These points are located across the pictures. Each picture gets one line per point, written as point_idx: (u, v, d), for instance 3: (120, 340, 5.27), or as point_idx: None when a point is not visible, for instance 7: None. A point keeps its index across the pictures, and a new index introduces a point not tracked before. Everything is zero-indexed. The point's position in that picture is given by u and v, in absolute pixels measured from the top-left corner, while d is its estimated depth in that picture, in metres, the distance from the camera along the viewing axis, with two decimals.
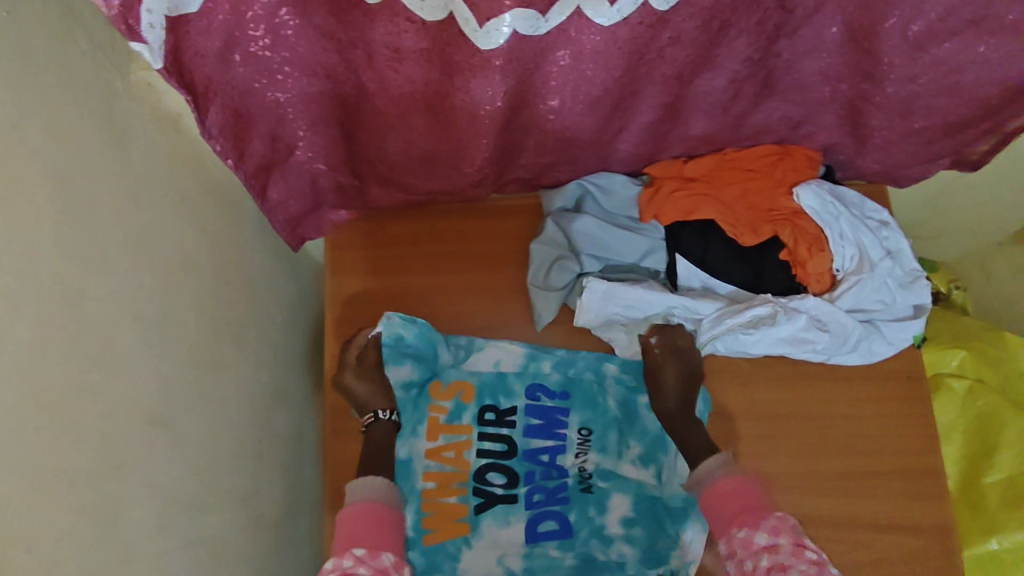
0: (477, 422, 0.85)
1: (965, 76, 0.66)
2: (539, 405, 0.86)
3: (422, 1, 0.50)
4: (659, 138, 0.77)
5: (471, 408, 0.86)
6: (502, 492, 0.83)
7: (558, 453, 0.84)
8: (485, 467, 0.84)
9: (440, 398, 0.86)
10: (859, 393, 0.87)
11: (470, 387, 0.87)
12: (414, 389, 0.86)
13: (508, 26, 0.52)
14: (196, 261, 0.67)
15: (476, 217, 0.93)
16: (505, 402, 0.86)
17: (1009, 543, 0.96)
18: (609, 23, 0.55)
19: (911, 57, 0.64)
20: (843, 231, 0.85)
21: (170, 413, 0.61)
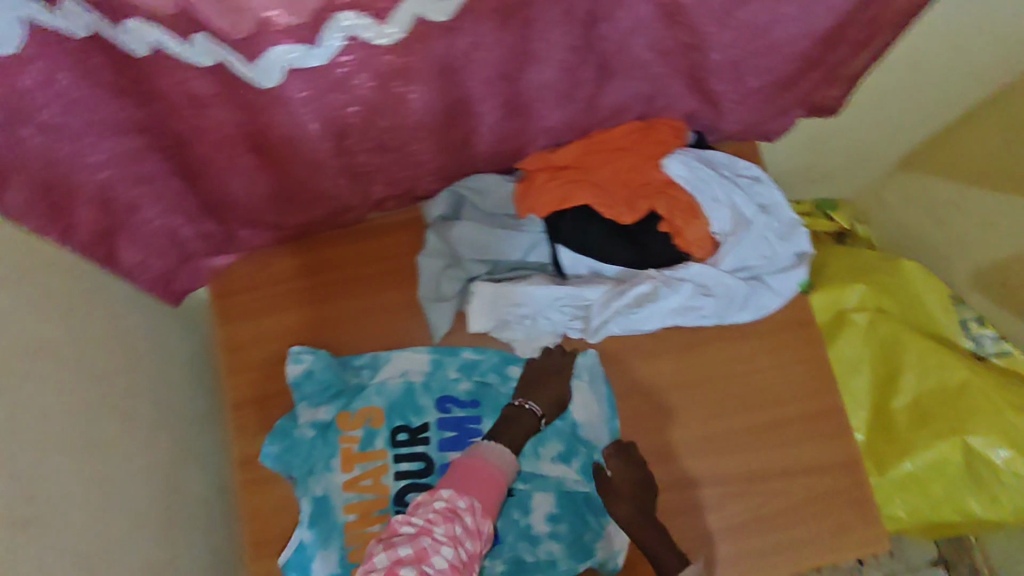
0: (391, 445, 0.84)
1: (778, 34, 0.68)
2: (450, 417, 0.85)
3: (192, 49, 0.50)
4: (514, 135, 0.77)
5: (382, 432, 0.84)
6: None
7: None
8: (405, 489, 0.82)
9: (349, 428, 0.84)
10: (755, 349, 0.90)
11: (378, 411, 0.85)
12: (321, 425, 0.84)
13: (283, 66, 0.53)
14: (46, 345, 0.62)
15: (360, 238, 0.92)
16: (416, 419, 0.85)
17: (920, 462, 1.02)
18: (395, 42, 0.54)
19: (722, 24, 0.65)
20: (716, 195, 0.87)
21: (35, 511, 0.56)
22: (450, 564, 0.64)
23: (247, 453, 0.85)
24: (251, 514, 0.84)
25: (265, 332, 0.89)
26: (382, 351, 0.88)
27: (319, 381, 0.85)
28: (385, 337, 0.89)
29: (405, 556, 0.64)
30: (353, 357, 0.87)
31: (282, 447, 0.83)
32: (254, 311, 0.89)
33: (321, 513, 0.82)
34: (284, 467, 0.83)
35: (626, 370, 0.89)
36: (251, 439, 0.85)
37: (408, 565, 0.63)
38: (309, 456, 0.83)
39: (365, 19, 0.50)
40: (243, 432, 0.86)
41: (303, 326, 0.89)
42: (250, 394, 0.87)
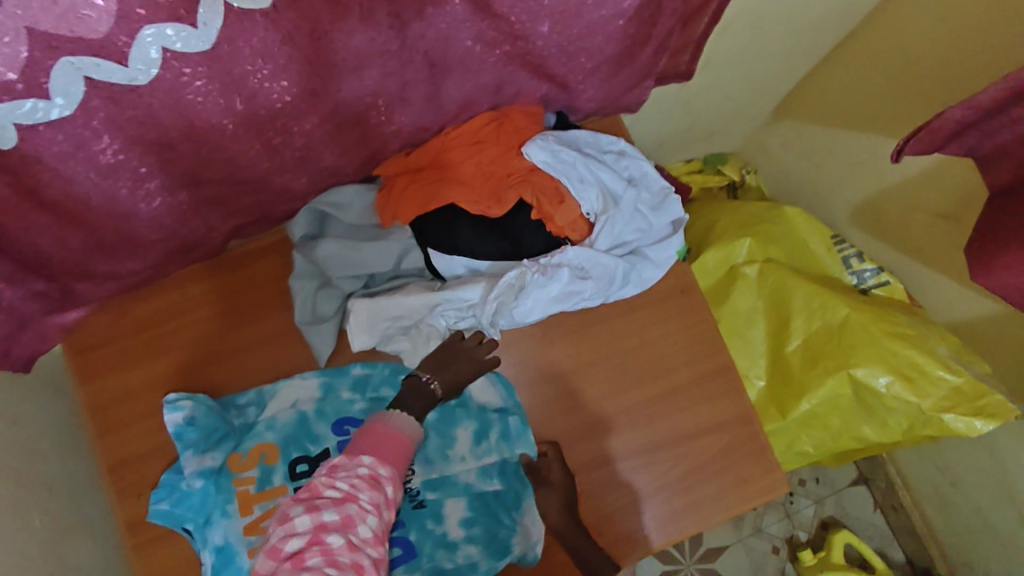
0: (290, 479, 0.77)
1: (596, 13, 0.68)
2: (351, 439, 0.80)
3: None
4: (357, 144, 0.74)
5: (279, 467, 0.78)
6: None
7: None
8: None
9: (242, 470, 0.77)
10: (643, 321, 0.91)
11: (272, 446, 0.79)
12: (210, 471, 0.77)
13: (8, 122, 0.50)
14: None
15: (223, 270, 0.86)
16: (314, 448, 0.79)
17: (816, 400, 1.07)
18: (148, 80, 0.52)
19: (537, 10, 0.64)
20: (582, 176, 0.86)
21: None
22: (375, 532, 0.58)
23: (133, 517, 0.80)
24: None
25: (133, 385, 0.83)
26: (269, 386, 0.83)
27: (201, 426, 0.78)
28: (266, 369, 0.84)
29: (328, 521, 0.57)
30: (238, 397, 0.82)
31: (170, 502, 0.77)
32: (117, 363, 0.83)
33: (222, 564, 0.74)
34: (177, 522, 0.77)
35: (519, 362, 0.89)
36: (135, 501, 0.80)
37: (333, 534, 0.56)
38: (202, 506, 0.77)
39: (109, 64, 0.50)
40: (125, 495, 0.80)
41: (174, 371, 0.83)
42: (127, 453, 0.81)
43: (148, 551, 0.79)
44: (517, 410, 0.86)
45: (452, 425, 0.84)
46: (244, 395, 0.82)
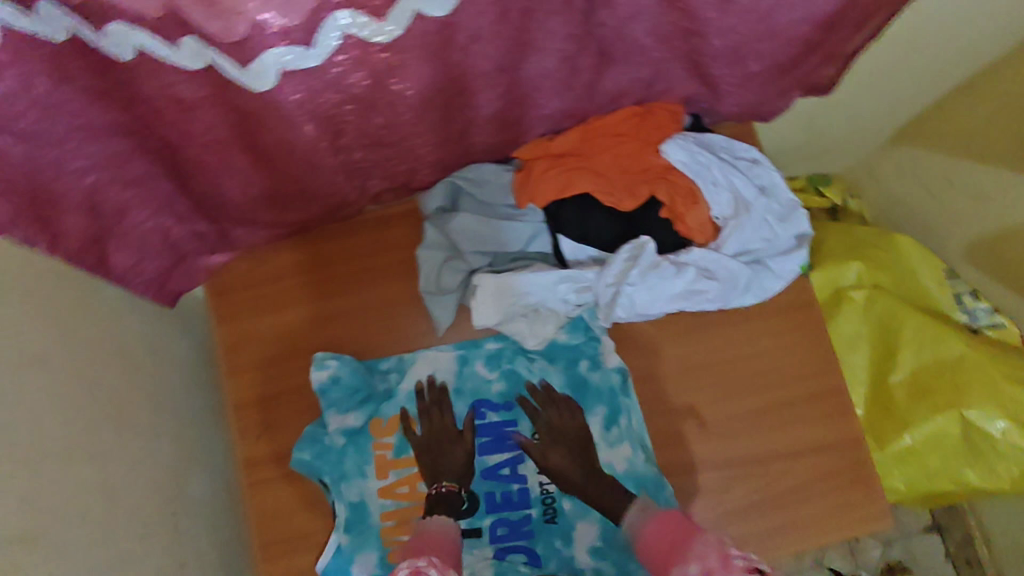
0: None
1: (778, 19, 0.67)
2: (484, 421, 0.86)
3: (179, 52, 0.47)
4: (513, 124, 0.75)
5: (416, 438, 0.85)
6: (465, 525, 0.83)
7: (518, 464, 0.85)
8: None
9: (382, 435, 0.84)
10: (757, 331, 0.90)
11: (410, 417, 0.85)
12: (355, 432, 0.84)
13: (273, 68, 0.50)
14: (45, 357, 0.63)
15: (358, 231, 0.90)
16: (450, 426, 0.85)
17: (920, 435, 1.04)
18: (390, 40, 0.52)
19: (722, 10, 0.64)
20: (715, 178, 0.86)
21: (41, 530, 0.57)
22: None
23: (252, 455, 0.86)
24: (261, 513, 0.84)
25: (266, 331, 0.88)
26: (410, 355, 0.88)
27: (345, 385, 0.84)
28: (387, 333, 0.88)
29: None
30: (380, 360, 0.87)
31: (312, 454, 0.83)
32: (256, 308, 0.88)
33: (356, 520, 0.82)
34: (315, 474, 0.82)
35: (630, 357, 0.89)
36: (256, 441, 0.86)
37: None
38: (341, 462, 0.83)
39: (363, 18, 0.48)
40: (246, 434, 0.86)
41: (303, 323, 0.88)
42: (253, 394, 0.87)
43: (264, 488, 0.85)
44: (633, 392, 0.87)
45: (586, 410, 0.86)
46: (385, 359, 0.88)
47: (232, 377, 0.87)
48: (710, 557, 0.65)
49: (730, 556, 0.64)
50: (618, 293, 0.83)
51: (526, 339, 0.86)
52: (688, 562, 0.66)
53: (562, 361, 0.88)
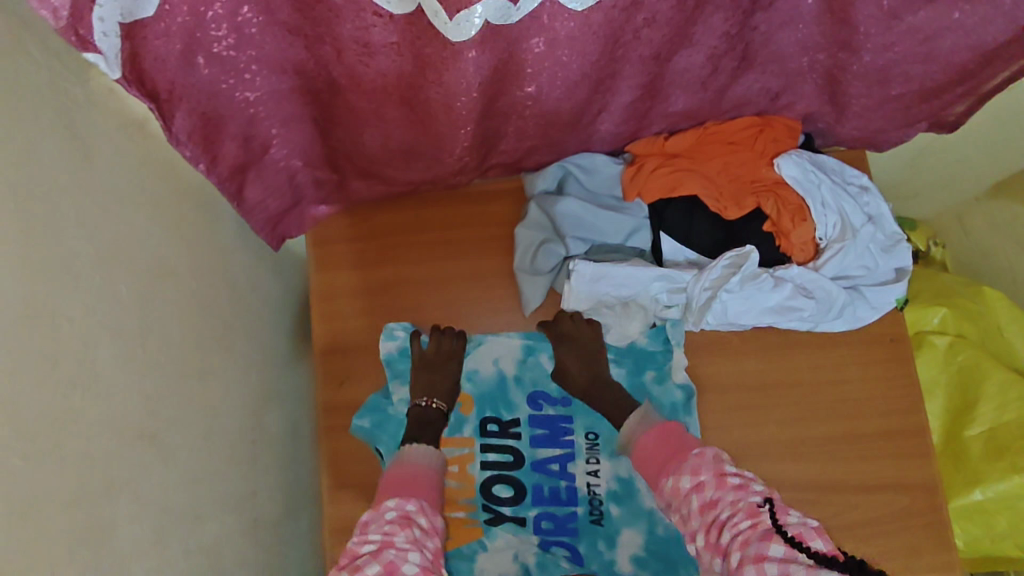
0: (479, 434, 0.87)
1: (940, 43, 0.68)
2: (541, 413, 0.87)
3: None
4: (640, 116, 0.76)
5: (471, 421, 0.87)
6: (510, 511, 0.84)
7: (568, 461, 0.85)
8: (491, 480, 0.85)
9: None
10: (843, 359, 0.89)
11: (467, 396, 0.88)
12: None
13: (480, 18, 0.50)
14: (174, 269, 0.68)
15: (461, 203, 0.92)
16: (506, 414, 0.87)
17: (992, 492, 1.01)
18: (580, 9, 0.53)
19: (886, 26, 0.65)
20: (825, 199, 0.84)
21: (156, 428, 0.62)
22: (422, 565, 0.60)
23: (331, 402, 0.88)
24: (330, 459, 0.87)
25: (360, 285, 0.91)
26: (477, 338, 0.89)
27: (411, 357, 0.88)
28: (473, 306, 0.90)
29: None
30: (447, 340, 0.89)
31: (371, 422, 0.86)
32: (353, 262, 0.91)
33: None
34: (372, 440, 0.85)
35: (710, 366, 0.89)
36: (336, 388, 0.88)
37: None
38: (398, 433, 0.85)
39: None
40: (326, 381, 0.88)
41: (395, 282, 0.91)
42: (338, 343, 0.89)
43: (336, 435, 0.87)
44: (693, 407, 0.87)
45: None
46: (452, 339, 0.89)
47: (319, 325, 0.90)
48: (703, 471, 0.66)
49: (726, 474, 0.65)
50: (713, 297, 0.83)
51: (608, 332, 0.88)
52: (680, 473, 0.67)
53: (626, 367, 0.89)
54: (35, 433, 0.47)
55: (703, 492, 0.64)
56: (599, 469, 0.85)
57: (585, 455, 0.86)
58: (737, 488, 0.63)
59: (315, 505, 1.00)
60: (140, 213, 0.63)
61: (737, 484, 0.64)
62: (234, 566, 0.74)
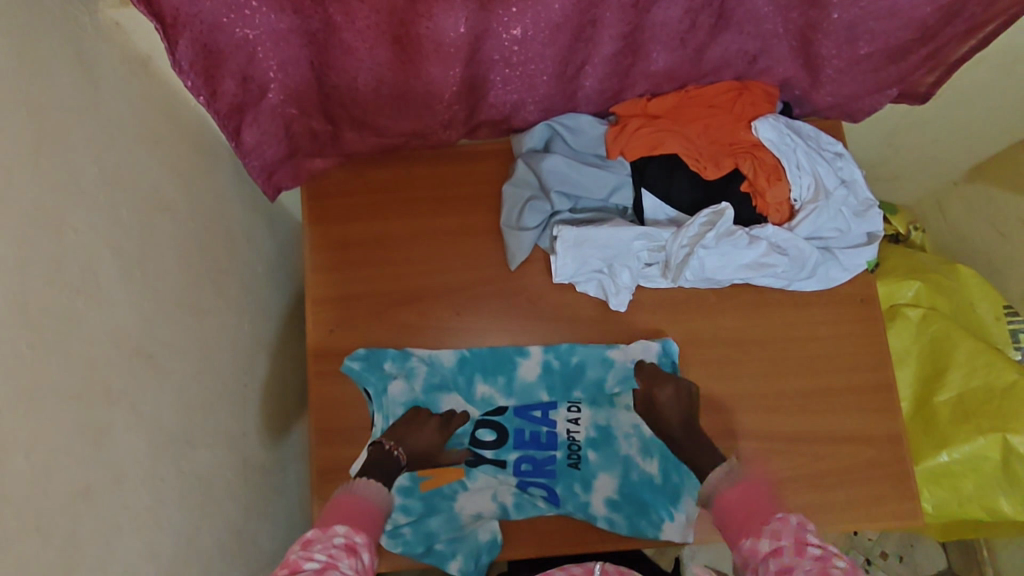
0: (469, 387, 0.92)
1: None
2: (529, 367, 0.91)
3: None
4: (622, 74, 0.80)
5: (463, 378, 0.92)
6: (492, 454, 0.91)
7: (550, 408, 0.91)
8: (476, 425, 0.91)
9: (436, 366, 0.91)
10: (814, 317, 0.93)
11: (462, 353, 0.91)
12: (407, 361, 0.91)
13: None
14: (173, 204, 0.71)
15: (450, 162, 0.95)
16: (497, 368, 0.91)
17: (959, 454, 1.05)
18: None
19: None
20: (800, 162, 0.88)
21: (153, 346, 0.65)
22: None
23: (322, 349, 0.91)
24: (319, 404, 0.90)
25: (350, 237, 0.94)
26: (474, 375, 0.91)
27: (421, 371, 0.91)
28: (460, 260, 0.93)
29: None
30: (455, 392, 0.92)
31: (362, 365, 0.90)
32: (346, 217, 0.94)
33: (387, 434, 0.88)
34: (362, 383, 0.89)
35: (688, 322, 0.93)
36: (327, 335, 0.91)
37: None
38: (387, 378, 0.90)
39: None
40: (318, 330, 0.91)
41: (384, 236, 0.94)
42: (330, 294, 0.92)
43: (325, 382, 0.90)
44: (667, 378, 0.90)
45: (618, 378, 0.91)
46: (460, 395, 0.92)
47: (310, 275, 0.93)
48: (784, 537, 0.64)
49: (807, 543, 0.62)
50: (690, 254, 0.86)
51: (610, 298, 0.90)
52: (760, 536, 0.65)
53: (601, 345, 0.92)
54: (42, 324, 0.50)
55: (780, 557, 0.62)
56: (579, 417, 0.91)
57: (566, 403, 0.92)
58: (818, 558, 0.60)
59: (304, 456, 1.03)
60: (143, 146, 0.66)
61: (818, 554, 0.60)
62: (224, 496, 0.77)
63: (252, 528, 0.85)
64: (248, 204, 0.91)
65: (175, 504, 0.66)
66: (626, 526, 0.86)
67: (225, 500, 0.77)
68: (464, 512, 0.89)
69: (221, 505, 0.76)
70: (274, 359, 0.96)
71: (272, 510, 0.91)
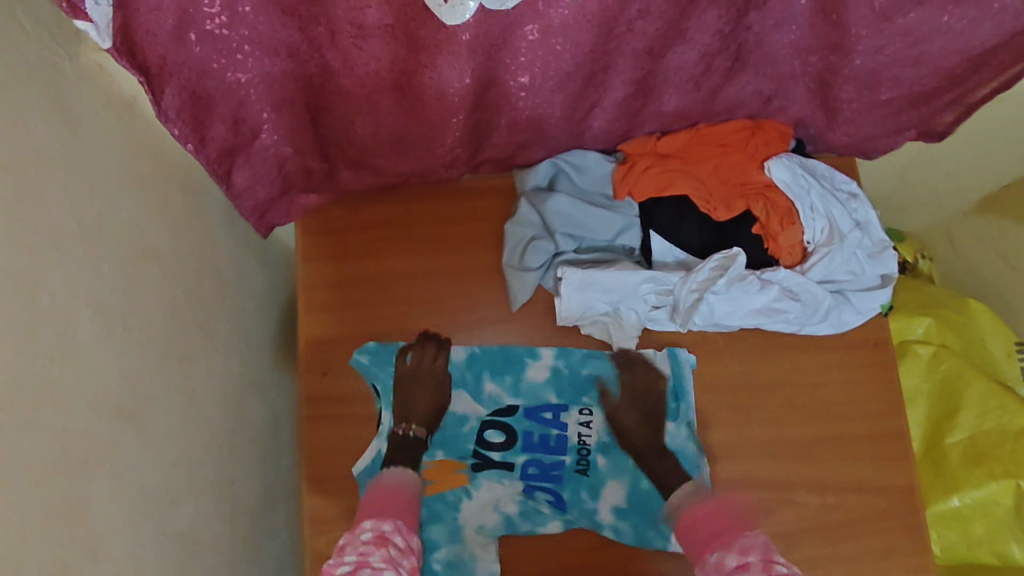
0: (478, 383, 0.88)
1: (929, 46, 0.69)
2: (540, 366, 0.88)
3: None
4: (633, 114, 0.77)
5: (471, 372, 0.88)
6: (499, 458, 0.87)
7: (560, 410, 0.88)
8: (485, 425, 0.87)
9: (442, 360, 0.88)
10: (826, 361, 0.90)
11: (473, 348, 0.89)
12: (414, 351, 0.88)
13: None
14: (159, 250, 0.67)
15: (451, 197, 0.92)
16: (508, 364, 0.88)
17: (969, 500, 1.01)
18: None
19: (878, 28, 0.66)
20: (814, 205, 0.85)
21: (136, 406, 0.61)
22: None
23: (314, 392, 0.87)
24: (312, 450, 0.86)
25: (346, 274, 0.90)
26: (483, 369, 0.88)
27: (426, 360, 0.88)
28: (460, 299, 0.90)
29: None
30: (463, 391, 0.88)
31: (370, 359, 0.87)
32: (341, 253, 0.91)
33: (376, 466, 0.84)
34: (369, 377, 0.87)
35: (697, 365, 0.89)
36: (320, 378, 0.87)
37: None
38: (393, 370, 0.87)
39: None
40: (311, 372, 0.88)
41: (382, 273, 0.90)
42: (325, 334, 0.89)
43: (318, 427, 0.86)
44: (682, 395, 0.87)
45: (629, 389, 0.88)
46: (467, 394, 0.88)
47: (304, 315, 0.89)
48: (752, 553, 0.65)
49: (773, 561, 0.64)
50: (700, 299, 0.83)
51: (615, 341, 0.87)
52: (727, 551, 0.67)
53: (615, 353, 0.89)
54: (14, 402, 0.46)
55: (746, 573, 0.63)
56: (590, 420, 0.88)
57: (578, 406, 0.88)
58: None
59: (294, 498, 0.99)
60: (127, 193, 0.62)
61: (784, 573, 0.62)
62: (211, 554, 0.73)
63: None
64: (239, 240, 0.87)
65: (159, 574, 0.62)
66: (632, 535, 0.83)
67: (211, 558, 0.73)
68: (467, 523, 0.84)
69: (208, 565, 0.72)
70: (265, 400, 0.92)
71: (261, 560, 0.86)
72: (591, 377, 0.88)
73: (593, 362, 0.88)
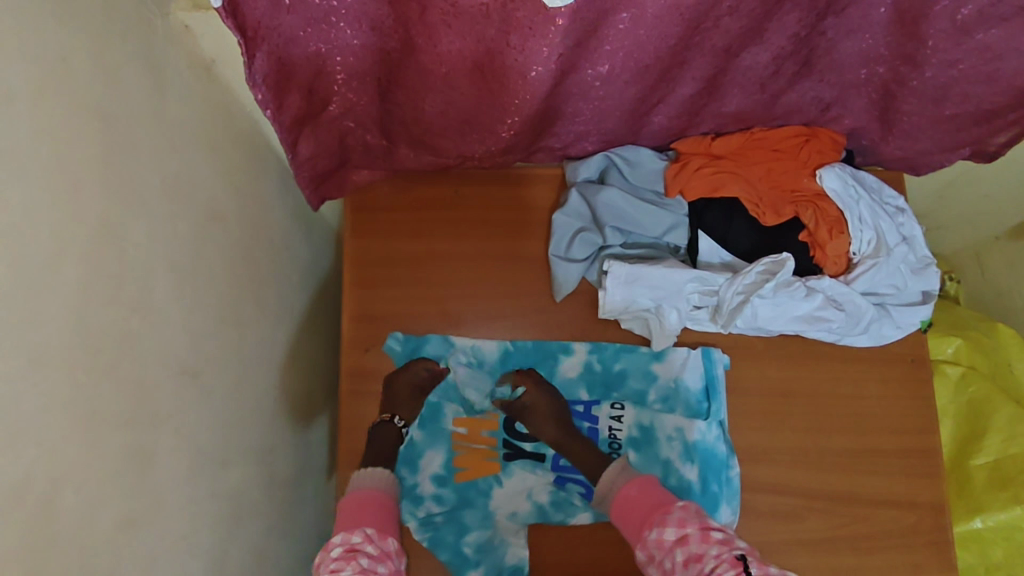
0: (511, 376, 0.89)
1: (1005, 64, 0.70)
2: (573, 361, 0.89)
3: None
4: (694, 112, 0.79)
5: (505, 365, 0.89)
6: (530, 449, 0.87)
7: (593, 404, 0.88)
8: (514, 417, 0.88)
9: (477, 350, 0.89)
10: (863, 374, 0.90)
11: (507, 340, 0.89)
12: (447, 343, 0.89)
13: None
14: (225, 214, 0.68)
15: (500, 183, 0.92)
16: (541, 359, 0.89)
17: (992, 522, 1.00)
18: None
19: (955, 41, 0.67)
20: (862, 215, 0.84)
21: (198, 365, 0.62)
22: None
23: (355, 367, 0.88)
24: (349, 424, 0.87)
25: (392, 252, 0.91)
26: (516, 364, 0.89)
27: (461, 351, 0.89)
28: (503, 285, 0.90)
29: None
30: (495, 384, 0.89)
31: (403, 346, 0.88)
32: (386, 232, 0.91)
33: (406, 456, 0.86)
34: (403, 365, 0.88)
35: (735, 368, 0.90)
36: (361, 354, 0.88)
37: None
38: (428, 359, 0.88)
39: None
40: (353, 346, 0.89)
41: (427, 255, 0.91)
42: (367, 310, 0.89)
43: (357, 401, 0.88)
44: (716, 395, 0.87)
45: (662, 386, 0.89)
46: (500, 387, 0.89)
47: (349, 290, 0.90)
48: (689, 524, 0.66)
49: (710, 529, 0.66)
50: (745, 301, 0.83)
51: (654, 338, 0.87)
52: (665, 524, 0.68)
53: (650, 352, 0.89)
54: (101, 349, 0.47)
55: (687, 545, 0.65)
56: (622, 415, 0.88)
57: (610, 401, 0.89)
58: (721, 542, 0.64)
59: (320, 471, 1.00)
60: (203, 154, 0.63)
61: (720, 539, 0.65)
62: (251, 517, 0.74)
63: (274, 549, 0.82)
64: (291, 211, 0.88)
65: (208, 530, 0.63)
66: None
67: (251, 521, 0.74)
68: (499, 511, 0.86)
69: (248, 528, 0.73)
70: (304, 372, 0.93)
71: (291, 528, 0.88)
72: (623, 374, 0.89)
73: (626, 356, 0.89)
